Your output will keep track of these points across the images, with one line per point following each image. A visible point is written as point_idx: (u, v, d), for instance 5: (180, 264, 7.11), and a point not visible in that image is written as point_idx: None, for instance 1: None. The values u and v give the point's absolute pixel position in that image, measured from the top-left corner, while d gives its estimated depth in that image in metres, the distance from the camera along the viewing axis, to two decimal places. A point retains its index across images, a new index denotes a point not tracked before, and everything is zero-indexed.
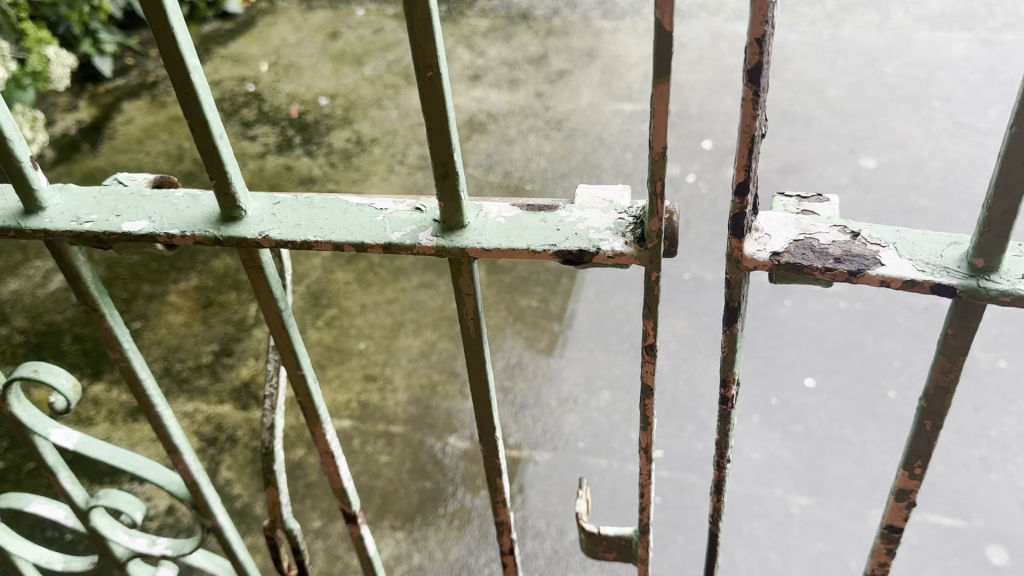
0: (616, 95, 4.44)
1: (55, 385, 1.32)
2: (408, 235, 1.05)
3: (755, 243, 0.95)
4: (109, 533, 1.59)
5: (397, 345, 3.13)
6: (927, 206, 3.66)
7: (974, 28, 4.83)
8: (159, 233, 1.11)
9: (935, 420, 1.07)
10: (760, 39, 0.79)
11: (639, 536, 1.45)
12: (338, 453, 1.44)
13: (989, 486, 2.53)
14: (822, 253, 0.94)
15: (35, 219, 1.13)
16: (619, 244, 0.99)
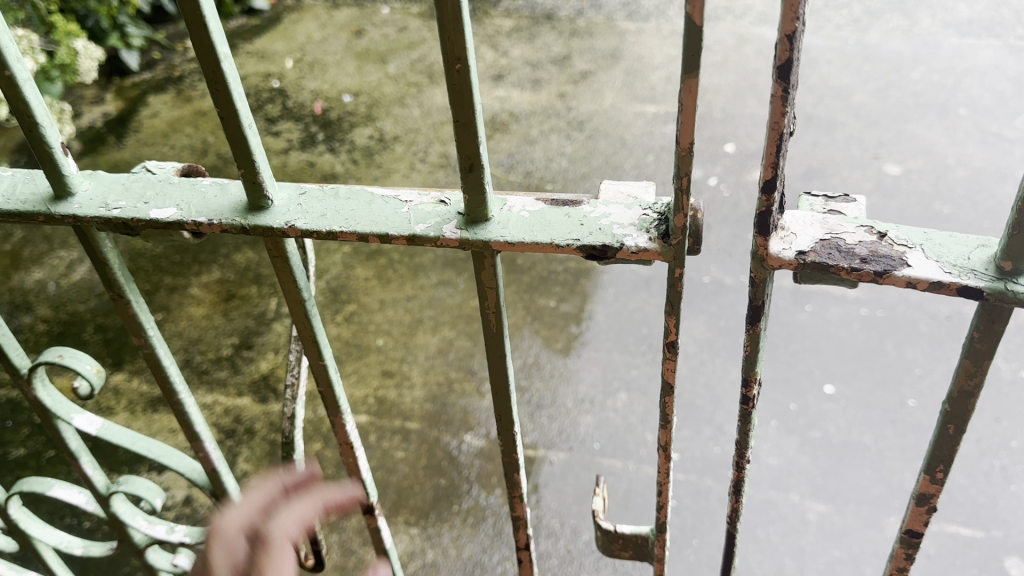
0: (638, 97, 4.44)
1: (79, 370, 1.34)
2: (433, 227, 1.06)
3: (781, 241, 0.95)
4: (129, 519, 1.61)
5: (415, 342, 3.14)
6: (952, 213, 3.63)
7: (1004, 35, 4.78)
8: (187, 221, 1.12)
9: (958, 425, 1.06)
10: (790, 36, 0.79)
11: (656, 536, 1.44)
12: (356, 444, 1.45)
13: (1009, 497, 2.51)
14: (848, 252, 0.93)
15: (65, 204, 1.15)
16: (643, 240, 0.99)
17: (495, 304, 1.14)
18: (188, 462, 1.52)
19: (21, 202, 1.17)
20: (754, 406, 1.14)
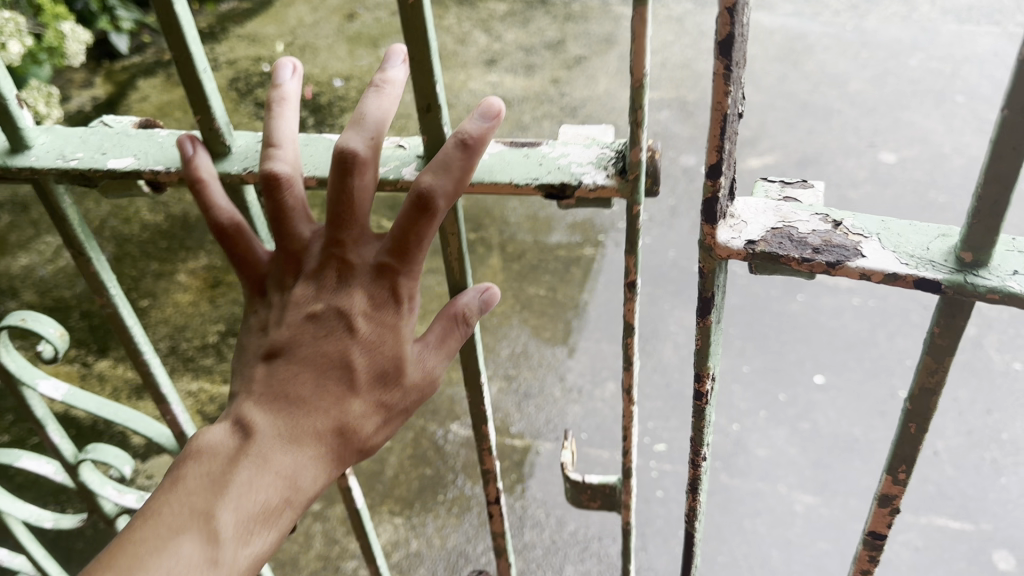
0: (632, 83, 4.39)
1: (43, 333, 1.31)
2: (391, 170, 1.03)
3: (729, 230, 0.93)
4: (98, 489, 1.59)
5: None
6: (947, 203, 3.59)
7: (1003, 22, 4.73)
8: (144, 170, 1.09)
9: (920, 424, 1.03)
10: (731, 10, 0.76)
11: (624, 486, 1.41)
12: None
13: (999, 489, 2.48)
14: (800, 242, 0.91)
15: (23, 155, 1.12)
16: (601, 178, 0.96)
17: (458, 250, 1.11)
18: (156, 426, 1.51)
19: None
20: (707, 401, 1.12)
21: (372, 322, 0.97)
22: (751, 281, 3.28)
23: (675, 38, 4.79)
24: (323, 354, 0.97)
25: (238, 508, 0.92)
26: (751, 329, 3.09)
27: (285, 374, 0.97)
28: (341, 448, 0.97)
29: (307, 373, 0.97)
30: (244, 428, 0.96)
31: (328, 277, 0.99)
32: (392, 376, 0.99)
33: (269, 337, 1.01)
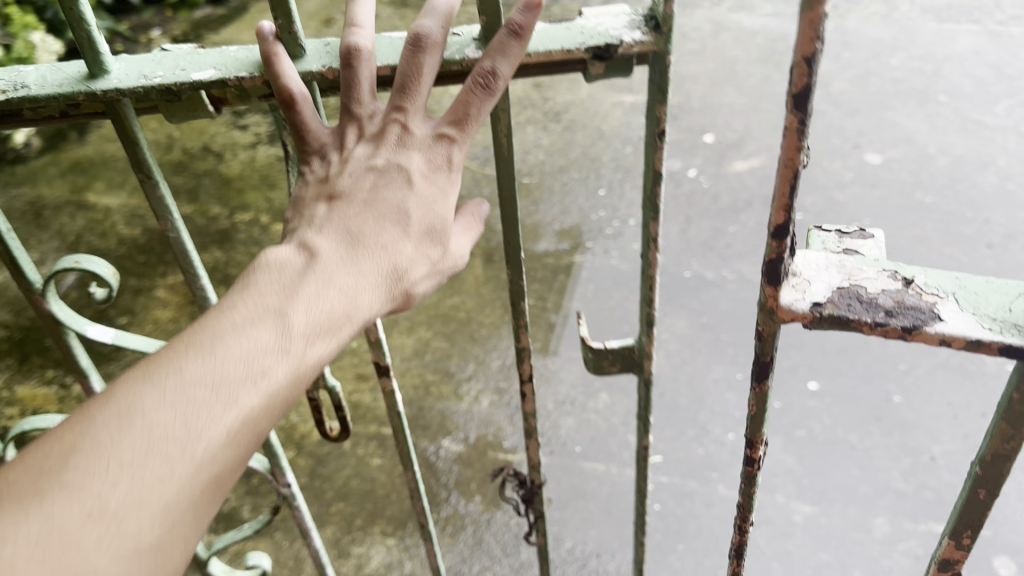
0: (616, 87, 4.36)
1: (100, 275, 1.21)
2: (454, 52, 1.00)
3: (792, 290, 0.87)
4: None
5: (392, 343, 3.06)
6: (934, 203, 3.58)
7: (983, 20, 4.74)
8: (230, 79, 1.02)
9: (989, 489, 0.98)
10: (809, 58, 0.70)
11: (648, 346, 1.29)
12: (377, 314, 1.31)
13: (997, 494, 2.47)
14: (871, 304, 0.85)
15: (103, 79, 1.02)
16: (638, 36, 0.95)
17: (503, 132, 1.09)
18: None
19: (48, 87, 1.03)
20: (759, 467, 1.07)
21: (427, 182, 1.00)
22: (741, 287, 3.26)
23: None
24: (382, 202, 0.98)
25: (309, 308, 0.90)
26: (742, 335, 3.06)
27: (348, 213, 0.98)
28: (389, 300, 0.98)
29: (367, 217, 0.98)
30: (312, 244, 0.95)
31: (387, 137, 1.00)
32: (445, 222, 1.02)
33: (328, 186, 1.01)
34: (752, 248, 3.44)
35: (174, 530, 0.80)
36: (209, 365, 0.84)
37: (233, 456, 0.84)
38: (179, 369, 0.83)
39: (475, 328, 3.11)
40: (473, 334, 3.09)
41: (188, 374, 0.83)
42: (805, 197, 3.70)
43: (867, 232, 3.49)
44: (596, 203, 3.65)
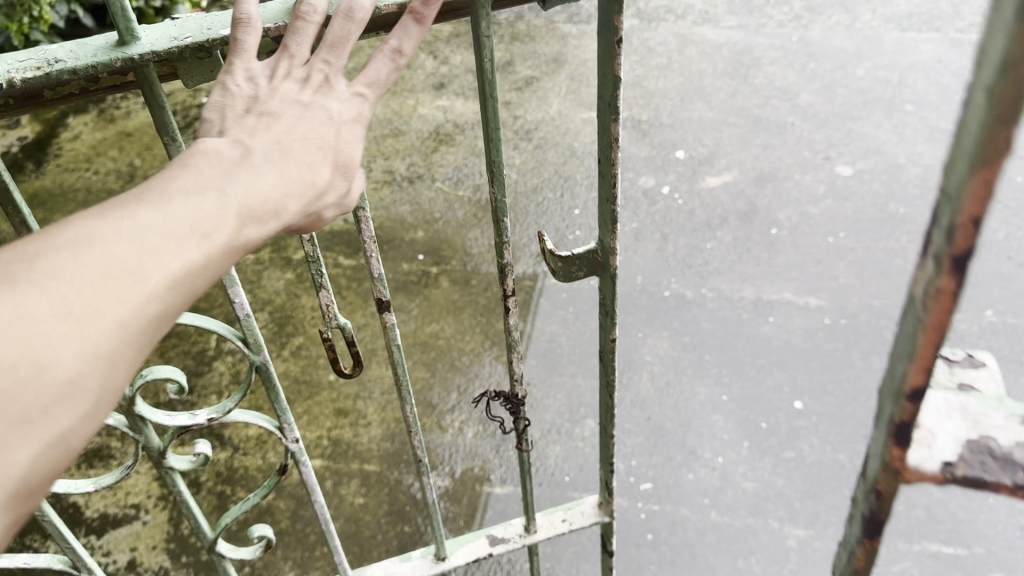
0: (585, 103, 4.33)
1: None
2: None
3: (918, 447, 0.87)
4: (151, 415, 1.38)
5: (369, 376, 2.96)
6: (907, 214, 3.61)
7: (944, 28, 4.81)
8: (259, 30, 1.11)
9: None
10: (974, 220, 0.70)
11: (610, 245, 1.40)
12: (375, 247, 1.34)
13: (989, 510, 2.48)
14: (1005, 463, 0.83)
15: (134, 45, 1.06)
16: None
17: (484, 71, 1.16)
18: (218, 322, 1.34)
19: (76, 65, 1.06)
20: None
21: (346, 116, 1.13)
22: (721, 305, 3.24)
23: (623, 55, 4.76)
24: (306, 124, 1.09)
25: (247, 191, 1.00)
26: (725, 354, 3.04)
27: (278, 123, 1.08)
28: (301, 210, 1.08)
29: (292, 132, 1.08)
30: (243, 141, 1.05)
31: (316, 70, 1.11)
32: (354, 158, 1.14)
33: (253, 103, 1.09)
34: (730, 265, 3.43)
35: (119, 350, 0.84)
36: (163, 216, 0.92)
37: (176, 300, 0.90)
38: (134, 214, 0.90)
39: (456, 355, 3.04)
40: (454, 362, 3.02)
41: (144, 218, 0.90)
42: (780, 211, 3.69)
43: (843, 245, 3.49)
44: (572, 224, 3.63)
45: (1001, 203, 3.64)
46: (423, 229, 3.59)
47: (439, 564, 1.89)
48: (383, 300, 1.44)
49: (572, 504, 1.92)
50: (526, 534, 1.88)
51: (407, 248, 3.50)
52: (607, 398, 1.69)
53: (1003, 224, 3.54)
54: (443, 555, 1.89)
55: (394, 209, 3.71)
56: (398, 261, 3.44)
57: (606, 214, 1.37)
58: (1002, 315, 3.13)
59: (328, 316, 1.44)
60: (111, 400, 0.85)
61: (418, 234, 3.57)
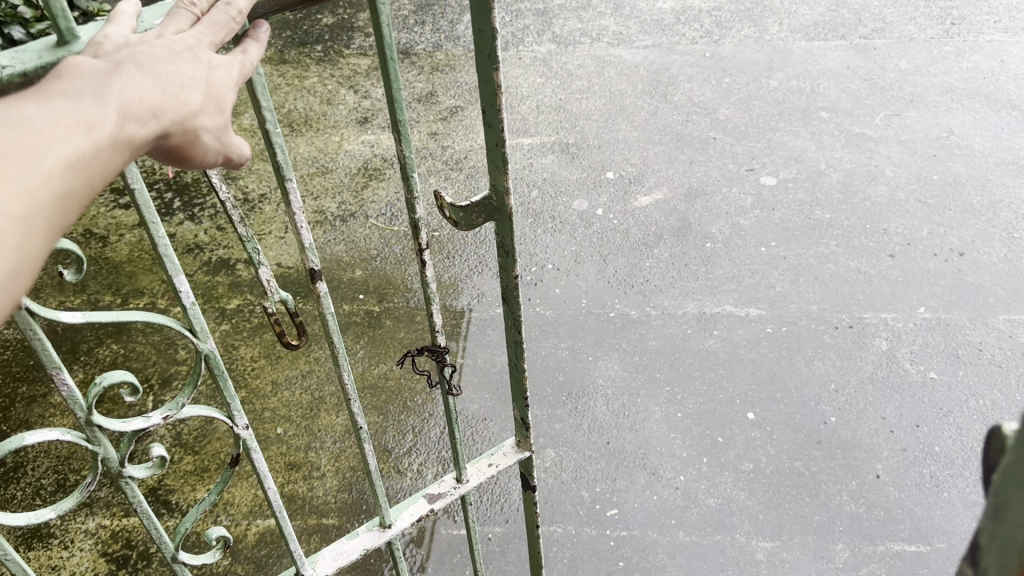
0: (512, 130, 4.37)
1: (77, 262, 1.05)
2: None
3: None
4: (107, 429, 1.28)
5: (319, 426, 2.87)
6: (833, 219, 3.72)
7: (847, 36, 5.02)
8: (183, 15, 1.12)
9: None
10: None
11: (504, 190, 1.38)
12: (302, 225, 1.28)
13: (943, 505, 2.58)
14: None
15: (76, 43, 1.02)
16: None
17: (382, 33, 1.15)
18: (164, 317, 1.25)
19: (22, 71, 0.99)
20: None
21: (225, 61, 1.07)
22: (666, 322, 3.26)
23: (544, 80, 4.79)
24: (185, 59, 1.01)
25: (130, 90, 0.92)
26: (676, 372, 3.06)
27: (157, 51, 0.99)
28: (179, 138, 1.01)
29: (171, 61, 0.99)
30: (113, 56, 0.96)
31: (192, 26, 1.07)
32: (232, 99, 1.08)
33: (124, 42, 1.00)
34: (670, 282, 3.45)
35: (29, 216, 0.80)
36: (47, 106, 0.84)
37: (72, 184, 0.85)
38: (13, 105, 0.82)
39: (408, 395, 2.98)
40: (406, 403, 2.95)
41: (31, 106, 0.83)
42: (712, 225, 3.74)
43: (776, 254, 3.57)
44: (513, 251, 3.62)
45: (919, 202, 3.79)
46: (361, 267, 3.52)
47: (386, 533, 1.79)
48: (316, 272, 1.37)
49: (493, 451, 1.92)
50: (459, 484, 1.83)
51: (347, 288, 3.42)
52: (516, 333, 1.66)
53: (924, 222, 3.68)
54: (387, 522, 1.78)
55: (329, 249, 3.62)
56: (338, 302, 3.35)
57: (496, 160, 1.33)
58: (933, 310, 3.24)
59: (269, 291, 1.45)
60: (19, 271, 0.80)
61: (357, 272, 3.50)
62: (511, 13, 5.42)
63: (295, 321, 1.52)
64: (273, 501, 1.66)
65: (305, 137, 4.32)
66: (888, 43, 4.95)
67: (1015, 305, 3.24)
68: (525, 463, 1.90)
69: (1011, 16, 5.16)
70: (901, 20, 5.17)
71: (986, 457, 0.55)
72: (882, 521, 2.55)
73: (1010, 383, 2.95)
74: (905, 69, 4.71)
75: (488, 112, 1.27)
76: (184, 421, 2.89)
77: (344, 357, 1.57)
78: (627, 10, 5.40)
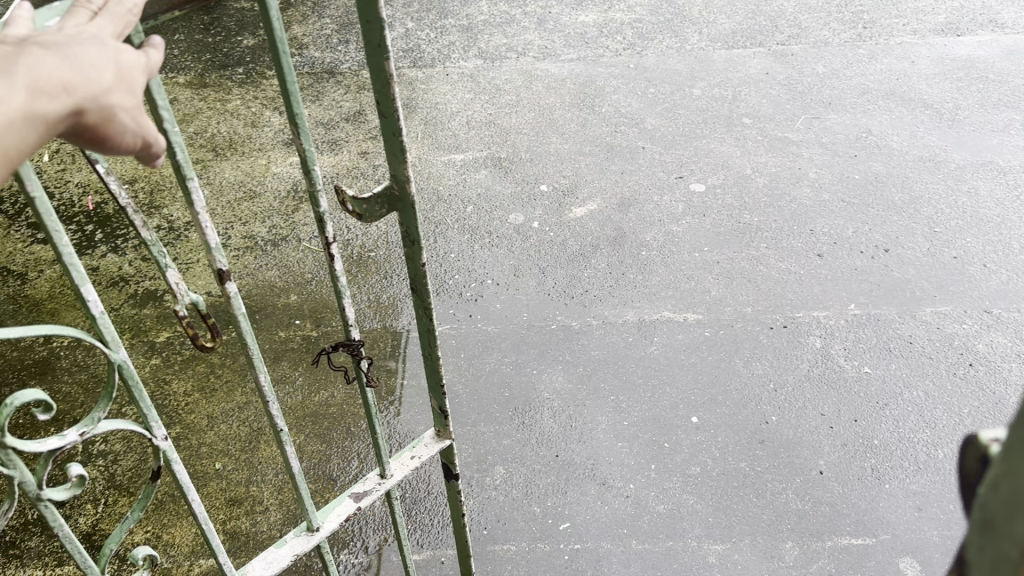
0: (443, 146, 4.35)
1: None
2: None
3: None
4: (21, 449, 1.20)
5: (260, 458, 2.78)
6: (762, 222, 3.81)
7: (765, 43, 5.17)
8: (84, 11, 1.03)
9: None
10: None
11: (407, 179, 1.37)
12: (207, 225, 1.25)
13: (886, 497, 2.65)
14: None
15: None
16: None
17: (271, 26, 1.14)
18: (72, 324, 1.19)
19: None
20: None
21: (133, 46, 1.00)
22: (607, 331, 3.28)
23: (472, 95, 4.78)
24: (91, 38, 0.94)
25: (32, 66, 0.87)
26: (619, 381, 3.07)
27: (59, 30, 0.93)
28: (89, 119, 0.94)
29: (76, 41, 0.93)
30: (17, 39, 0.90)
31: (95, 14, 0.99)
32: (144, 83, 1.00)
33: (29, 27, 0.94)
34: (609, 291, 3.47)
35: None
36: None
37: None
38: None
39: (352, 421, 2.91)
40: (350, 429, 2.89)
41: None
42: (646, 233, 3.78)
43: (709, 258, 3.62)
44: (451, 267, 3.59)
45: (844, 201, 3.91)
46: (295, 292, 3.44)
47: (314, 536, 1.75)
48: (222, 272, 1.34)
49: (414, 444, 1.93)
50: (384, 479, 1.82)
51: (281, 314, 3.34)
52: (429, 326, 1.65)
53: (849, 220, 3.80)
54: (315, 526, 1.75)
55: (261, 275, 3.53)
56: (274, 328, 3.26)
57: (394, 149, 1.34)
58: (863, 306, 3.33)
59: (178, 294, 1.39)
60: None
61: (291, 297, 3.42)
62: (436, 30, 5.42)
63: (208, 323, 1.48)
64: (197, 513, 1.62)
65: (230, 161, 4.21)
66: (804, 49, 5.11)
67: (939, 296, 3.36)
68: (446, 452, 1.92)
69: (917, 19, 5.39)
70: (815, 26, 5.35)
71: (965, 467, 0.60)
72: (828, 516, 2.60)
73: (939, 372, 3.05)
74: (822, 73, 4.86)
75: (382, 103, 1.28)
76: (117, 462, 2.77)
77: (260, 359, 1.53)
78: (551, 24, 5.45)
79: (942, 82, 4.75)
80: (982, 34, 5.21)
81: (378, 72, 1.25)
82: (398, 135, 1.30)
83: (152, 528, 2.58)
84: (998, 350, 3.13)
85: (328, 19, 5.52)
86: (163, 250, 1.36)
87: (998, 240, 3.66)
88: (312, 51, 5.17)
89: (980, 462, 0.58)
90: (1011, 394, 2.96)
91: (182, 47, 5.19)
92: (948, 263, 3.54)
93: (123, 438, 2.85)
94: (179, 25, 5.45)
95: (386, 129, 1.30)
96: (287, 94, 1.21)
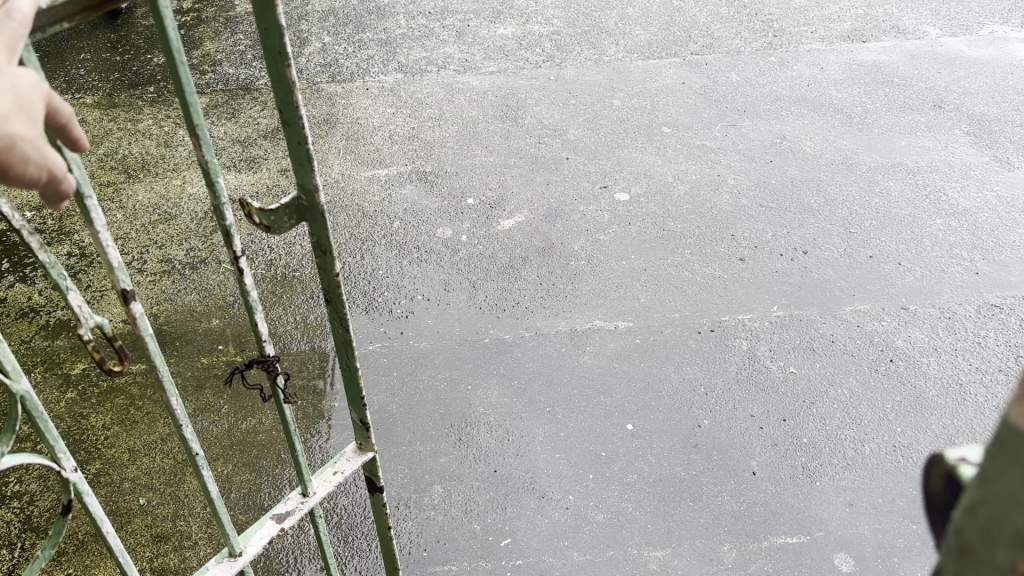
0: (366, 162, 4.30)
1: None
2: None
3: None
4: None
5: (185, 491, 2.67)
6: (685, 229, 3.87)
7: (680, 53, 5.28)
8: None
9: None
10: None
11: (316, 188, 1.33)
12: (108, 245, 1.17)
13: (818, 494, 2.71)
14: None
15: None
16: None
17: (167, 36, 1.08)
18: None
19: None
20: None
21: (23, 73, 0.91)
22: (540, 342, 3.27)
23: (393, 110, 4.73)
24: None
25: None
26: (554, 393, 3.07)
27: None
28: None
29: None
30: None
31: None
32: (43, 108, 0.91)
33: None
34: (540, 302, 3.47)
35: None
36: None
37: None
38: None
39: (281, 447, 2.83)
40: (280, 456, 2.80)
41: None
42: (574, 243, 3.79)
43: (637, 266, 3.66)
44: (380, 284, 3.54)
45: (762, 206, 4.01)
46: (216, 315, 3.33)
47: (238, 561, 1.67)
48: (126, 293, 1.27)
49: (334, 459, 1.83)
50: (306, 498, 1.74)
51: (203, 339, 3.22)
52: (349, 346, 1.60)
53: (768, 224, 3.90)
54: (238, 550, 1.67)
55: (179, 300, 3.40)
56: (196, 354, 3.15)
57: (301, 157, 1.30)
58: (787, 307, 3.42)
59: (81, 317, 1.30)
60: None
61: (212, 322, 3.30)
62: (353, 45, 5.35)
63: (115, 346, 1.39)
64: (114, 546, 1.53)
65: (144, 182, 4.06)
66: (717, 57, 5.25)
67: (858, 296, 3.48)
68: (368, 466, 1.84)
69: (824, 26, 5.60)
70: (727, 35, 5.49)
71: (929, 486, 0.60)
72: (764, 516, 2.64)
73: (862, 369, 3.15)
74: (736, 81, 4.99)
75: (285, 111, 1.23)
76: (33, 501, 2.62)
77: (171, 383, 1.45)
78: (470, 37, 5.45)
79: (850, 87, 4.94)
80: (886, 40, 5.44)
81: (279, 80, 1.20)
82: (304, 143, 1.26)
83: (73, 570, 2.44)
84: (916, 345, 3.25)
85: (242, 34, 5.40)
86: (65, 270, 1.28)
87: (911, 238, 3.81)
88: (227, 67, 5.04)
89: (946, 482, 0.59)
90: (930, 388, 3.08)
91: (88, 67, 4.99)
92: (864, 263, 3.67)
93: (39, 476, 2.70)
94: (84, 44, 5.24)
95: (291, 137, 1.26)
96: (187, 104, 1.15)
